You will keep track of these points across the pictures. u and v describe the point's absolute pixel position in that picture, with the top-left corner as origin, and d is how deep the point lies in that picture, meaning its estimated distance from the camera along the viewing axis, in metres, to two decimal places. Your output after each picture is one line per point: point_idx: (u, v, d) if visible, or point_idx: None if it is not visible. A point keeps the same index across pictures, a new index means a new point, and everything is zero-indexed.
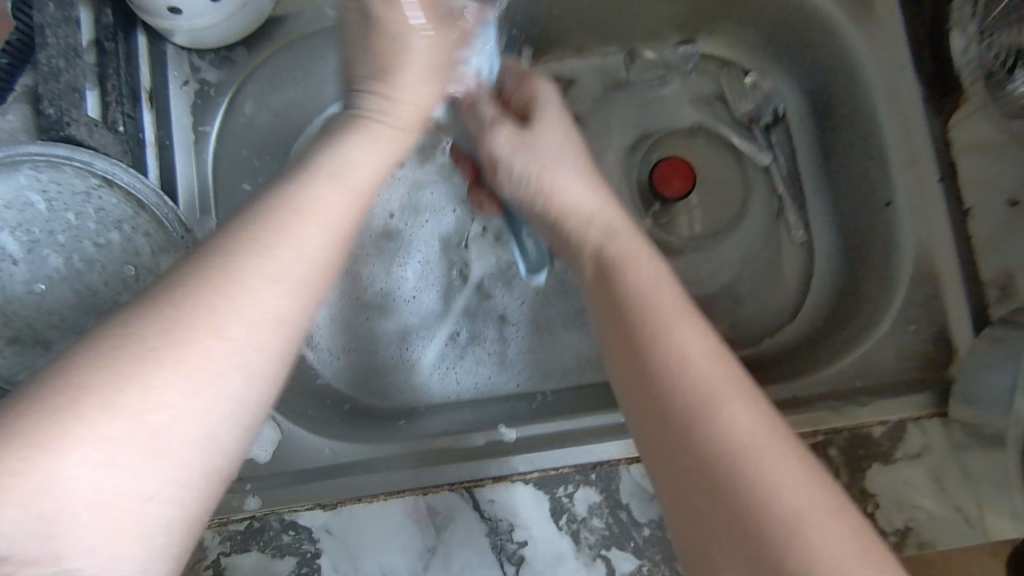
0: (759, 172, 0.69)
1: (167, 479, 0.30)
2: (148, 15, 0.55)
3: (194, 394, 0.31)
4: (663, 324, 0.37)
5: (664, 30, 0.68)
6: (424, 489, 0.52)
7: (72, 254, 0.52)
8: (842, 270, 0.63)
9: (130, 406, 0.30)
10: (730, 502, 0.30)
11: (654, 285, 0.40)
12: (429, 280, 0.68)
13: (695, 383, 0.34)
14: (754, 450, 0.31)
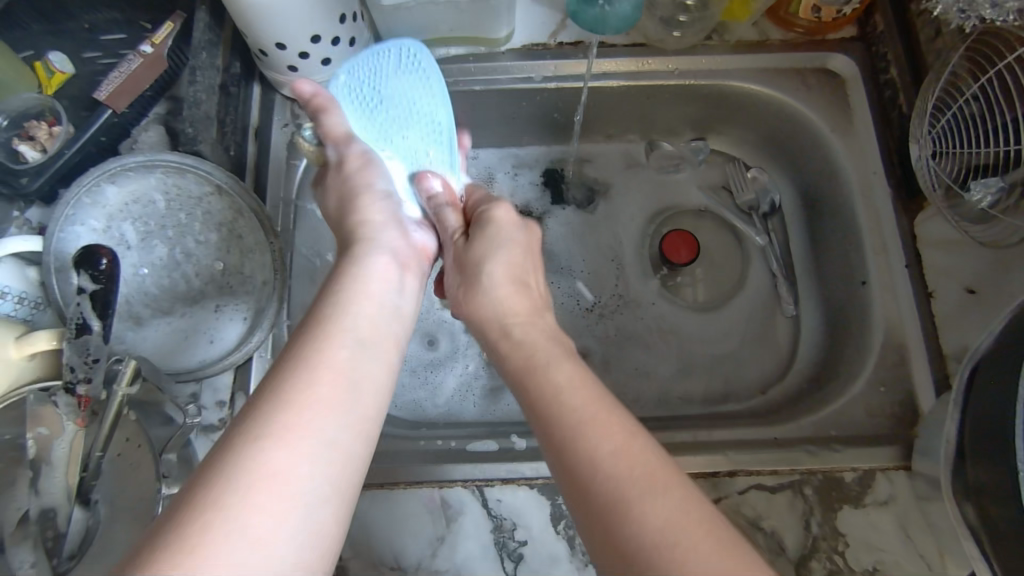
0: (755, 251, 0.80)
1: (323, 495, 0.34)
2: (270, 71, 0.68)
3: (306, 442, 0.35)
4: (578, 426, 0.38)
5: (682, 128, 0.82)
6: (440, 484, 0.59)
7: (177, 245, 0.63)
8: (824, 340, 0.71)
9: (295, 442, 0.34)
10: (636, 551, 0.33)
11: (567, 385, 0.41)
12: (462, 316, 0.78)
13: (608, 484, 0.35)
14: (665, 544, 0.32)
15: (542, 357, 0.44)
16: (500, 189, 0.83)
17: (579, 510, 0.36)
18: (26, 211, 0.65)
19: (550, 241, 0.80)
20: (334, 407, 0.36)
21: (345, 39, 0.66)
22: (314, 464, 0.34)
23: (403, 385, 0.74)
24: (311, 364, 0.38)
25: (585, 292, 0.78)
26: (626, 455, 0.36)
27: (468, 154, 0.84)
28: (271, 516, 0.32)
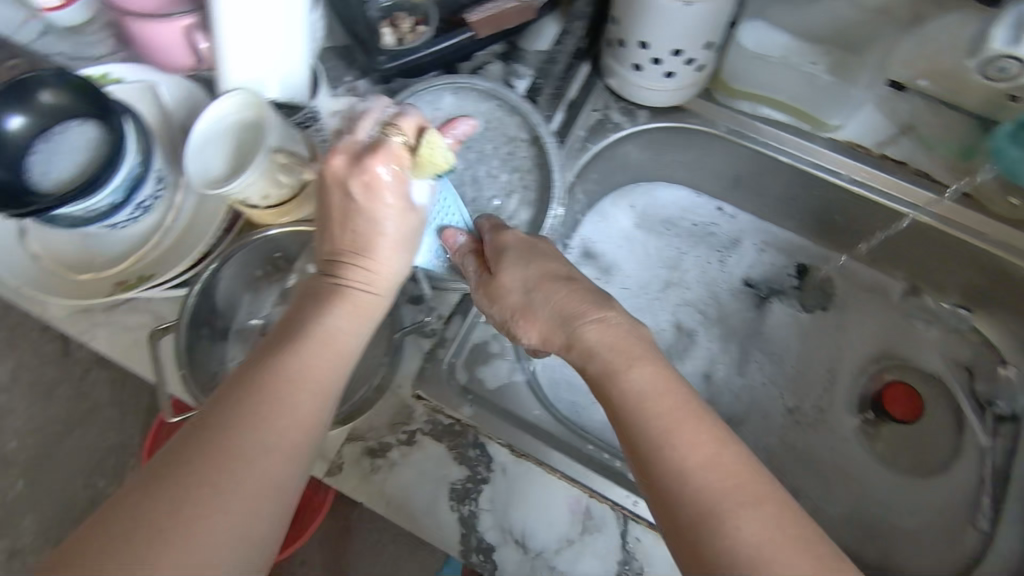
0: (974, 448, 0.72)
1: (282, 470, 0.39)
2: (611, 56, 0.67)
3: (267, 424, 0.40)
4: (665, 434, 0.42)
5: (954, 292, 0.76)
6: (592, 494, 0.58)
7: (477, 173, 0.65)
8: None
9: (241, 435, 0.38)
10: (736, 559, 0.37)
11: (652, 392, 0.44)
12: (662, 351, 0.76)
13: (704, 487, 0.39)
14: (764, 555, 0.37)
15: (620, 361, 0.47)
16: (739, 257, 0.81)
17: (675, 517, 0.40)
18: (356, 78, 0.72)
19: (767, 329, 0.78)
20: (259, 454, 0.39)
21: (701, 63, 0.64)
22: (273, 442, 0.39)
23: (572, 385, 0.75)
24: (248, 394, 0.40)
25: (780, 393, 0.76)
26: (721, 472, 0.40)
27: (727, 211, 0.83)
28: (231, 484, 0.37)
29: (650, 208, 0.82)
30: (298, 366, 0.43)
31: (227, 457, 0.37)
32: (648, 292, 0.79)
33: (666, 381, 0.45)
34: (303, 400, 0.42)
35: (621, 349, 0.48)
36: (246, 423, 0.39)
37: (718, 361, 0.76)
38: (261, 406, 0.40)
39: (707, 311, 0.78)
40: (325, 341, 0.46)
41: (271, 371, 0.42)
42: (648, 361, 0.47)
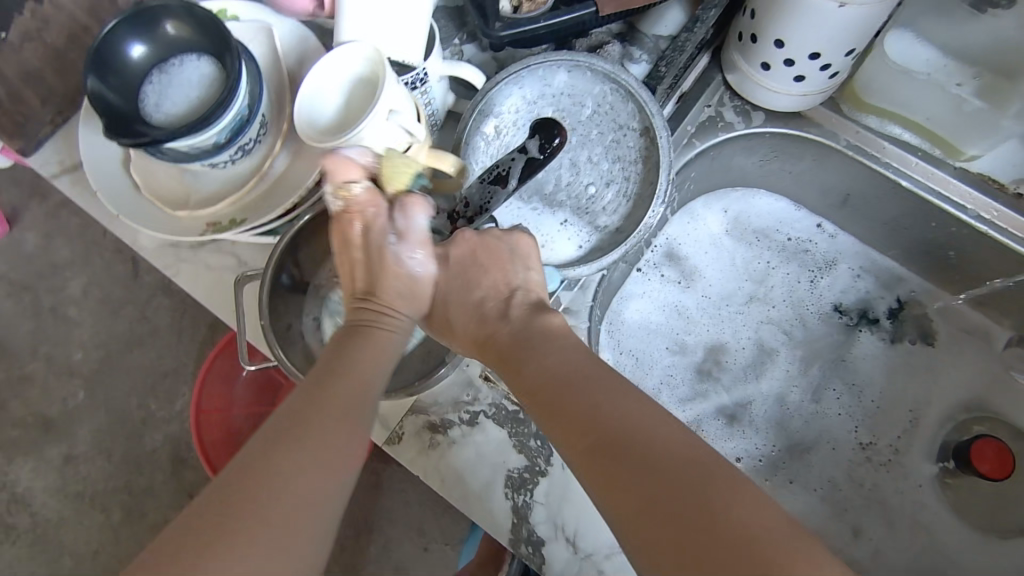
0: None
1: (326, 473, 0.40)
2: (740, 54, 0.67)
3: (320, 454, 0.40)
4: (569, 382, 0.44)
5: None
6: None
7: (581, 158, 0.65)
8: None
9: (296, 451, 0.39)
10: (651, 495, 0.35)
11: (558, 354, 0.47)
12: (736, 367, 0.74)
13: (610, 424, 0.40)
14: (674, 473, 0.36)
15: (521, 346, 0.50)
16: (832, 279, 0.77)
17: (592, 455, 0.39)
18: (465, 44, 0.72)
19: (852, 356, 0.74)
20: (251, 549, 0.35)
21: (835, 69, 0.63)
22: (326, 453, 0.40)
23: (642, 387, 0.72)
24: (291, 418, 0.41)
25: (855, 424, 0.72)
26: (627, 412, 0.40)
27: (828, 229, 0.79)
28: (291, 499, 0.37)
29: (744, 216, 0.79)
30: (335, 394, 0.43)
31: (281, 477, 0.38)
32: (728, 298, 0.77)
33: (548, 359, 0.47)
34: (335, 424, 0.42)
35: (546, 338, 0.49)
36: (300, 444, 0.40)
37: (793, 384, 0.73)
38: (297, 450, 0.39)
39: (787, 331, 0.75)
40: (354, 378, 0.46)
41: (307, 399, 0.43)
42: (560, 333, 0.50)
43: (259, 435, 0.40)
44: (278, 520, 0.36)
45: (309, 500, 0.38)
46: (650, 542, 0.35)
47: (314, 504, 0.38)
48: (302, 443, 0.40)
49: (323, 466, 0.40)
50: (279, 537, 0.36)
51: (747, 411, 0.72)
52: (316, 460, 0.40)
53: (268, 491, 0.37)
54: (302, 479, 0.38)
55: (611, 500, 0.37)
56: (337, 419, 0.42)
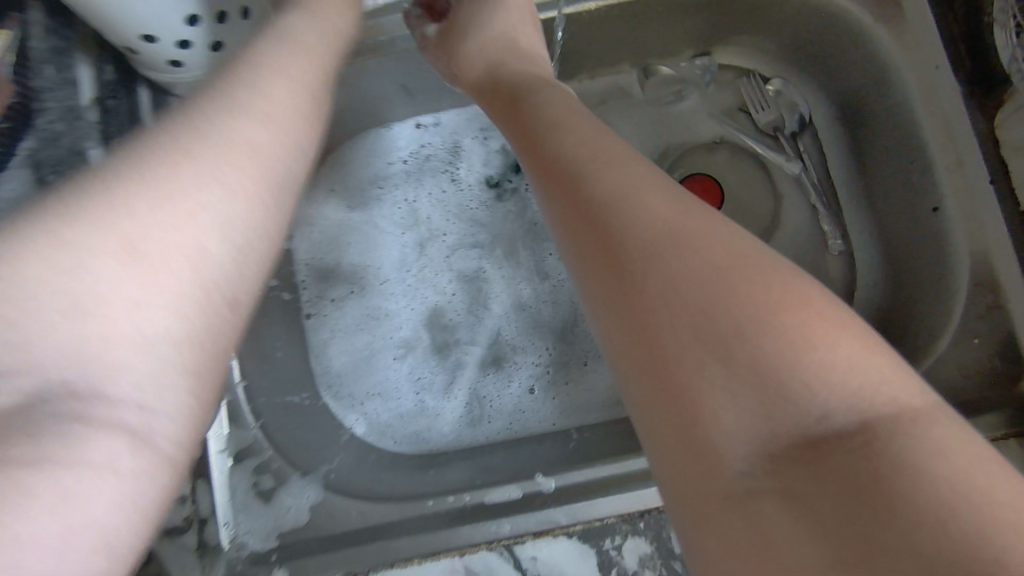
0: (789, 182, 0.66)
1: (174, 335, 0.31)
2: (151, 71, 0.53)
3: (161, 271, 0.31)
4: (610, 176, 0.38)
5: (681, 46, 0.66)
6: (460, 550, 0.48)
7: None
8: (889, 282, 0.60)
9: (123, 221, 0.30)
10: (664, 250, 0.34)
11: (589, 131, 0.41)
12: (459, 315, 0.66)
13: (660, 219, 0.35)
14: (749, 280, 0.33)
15: (522, 92, 0.47)
16: (469, 164, 0.69)
17: (604, 229, 0.37)
18: None
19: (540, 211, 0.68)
20: (173, 266, 0.31)
21: (236, 12, 0.51)
22: (171, 237, 0.31)
23: (408, 413, 0.63)
24: (163, 166, 0.32)
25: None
26: (675, 212, 0.36)
27: (426, 122, 0.69)
28: (129, 338, 0.29)
29: (352, 178, 0.69)
30: (198, 156, 0.34)
31: (91, 292, 0.29)
32: (404, 262, 0.67)
33: (565, 101, 0.45)
34: (187, 204, 0.32)
35: (568, 120, 0.43)
36: (132, 260, 0.30)
37: (517, 282, 0.67)
38: (135, 223, 0.30)
39: (474, 244, 0.68)
40: (253, 154, 0.36)
41: (174, 155, 0.33)
42: (578, 112, 0.44)
43: (159, 126, 0.35)
44: (198, 188, 0.33)
45: (133, 310, 0.29)
46: (586, 222, 0.37)
47: (243, 195, 0.35)
48: (106, 223, 0.30)
49: (243, 183, 0.35)
50: (196, 237, 0.32)
51: (504, 343, 0.65)
52: (243, 170, 0.35)
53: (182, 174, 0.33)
54: (152, 215, 0.31)
55: (547, 202, 0.42)
56: (264, 127, 0.37)
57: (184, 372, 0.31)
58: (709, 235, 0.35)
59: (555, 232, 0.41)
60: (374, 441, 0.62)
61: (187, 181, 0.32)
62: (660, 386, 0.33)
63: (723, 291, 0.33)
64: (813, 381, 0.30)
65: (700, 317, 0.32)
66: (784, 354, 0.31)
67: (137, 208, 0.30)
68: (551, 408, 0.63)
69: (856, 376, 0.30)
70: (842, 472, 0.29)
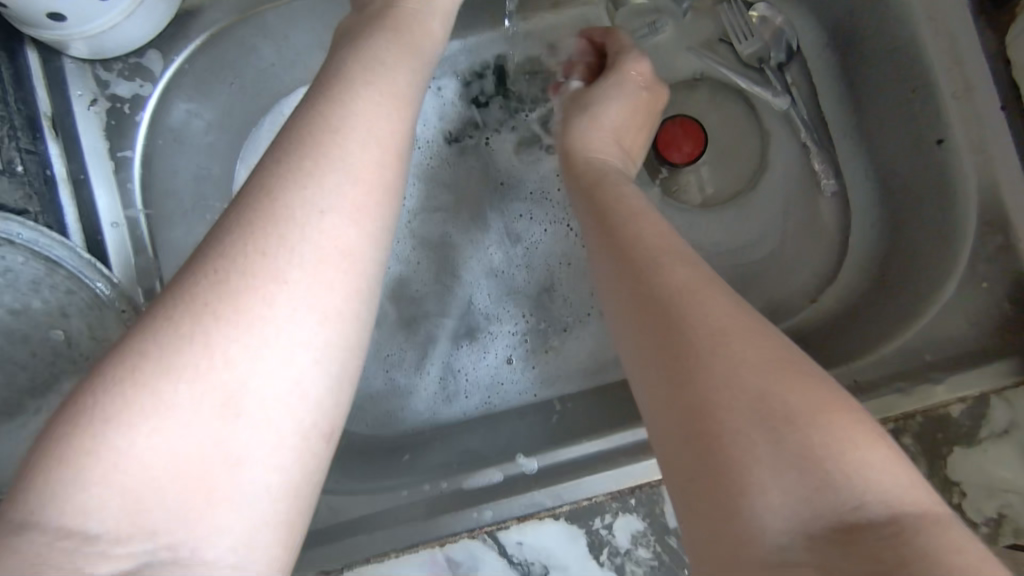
0: (777, 119, 0.61)
1: (316, 353, 0.28)
2: (32, 28, 0.46)
3: (325, 283, 0.28)
4: (665, 256, 0.33)
5: None
6: (440, 541, 0.45)
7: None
8: (886, 222, 0.56)
9: (299, 244, 0.28)
10: (718, 339, 0.28)
11: (643, 216, 0.37)
12: (426, 285, 0.61)
13: (708, 302, 0.29)
14: (791, 381, 0.26)
15: (600, 176, 0.43)
16: (423, 118, 0.63)
17: (650, 307, 0.31)
18: None
19: (505, 166, 0.63)
20: (368, 226, 0.30)
21: None
22: (322, 237, 0.29)
23: (378, 393, 0.59)
24: (311, 168, 0.29)
25: (569, 222, 0.62)
26: (717, 300, 0.30)
27: None
28: (279, 390, 0.27)
29: None
30: (331, 182, 0.29)
31: (226, 391, 0.26)
32: None
33: (638, 193, 0.40)
34: (322, 240, 0.29)
35: (625, 202, 0.39)
36: (270, 258, 0.28)
37: (486, 246, 0.62)
38: (242, 303, 0.27)
39: (437, 210, 0.63)
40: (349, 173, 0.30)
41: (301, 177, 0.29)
42: (637, 196, 0.40)
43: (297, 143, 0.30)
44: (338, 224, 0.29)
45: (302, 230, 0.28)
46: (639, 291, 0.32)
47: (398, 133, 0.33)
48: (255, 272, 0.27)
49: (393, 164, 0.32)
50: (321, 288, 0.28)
51: (476, 313, 0.61)
52: (388, 146, 0.32)
53: (347, 158, 0.30)
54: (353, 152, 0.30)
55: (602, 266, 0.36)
56: (371, 138, 0.31)
57: (351, 315, 0.29)
58: (775, 347, 0.28)
59: (608, 305, 0.35)
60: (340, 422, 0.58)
61: (347, 187, 0.30)
62: (686, 442, 0.27)
63: (775, 391, 0.26)
64: (864, 500, 0.24)
65: (759, 399, 0.26)
66: (837, 460, 0.24)
67: (340, 202, 0.29)
68: (532, 377, 0.59)
69: (897, 478, 0.25)
70: (870, 557, 0.22)
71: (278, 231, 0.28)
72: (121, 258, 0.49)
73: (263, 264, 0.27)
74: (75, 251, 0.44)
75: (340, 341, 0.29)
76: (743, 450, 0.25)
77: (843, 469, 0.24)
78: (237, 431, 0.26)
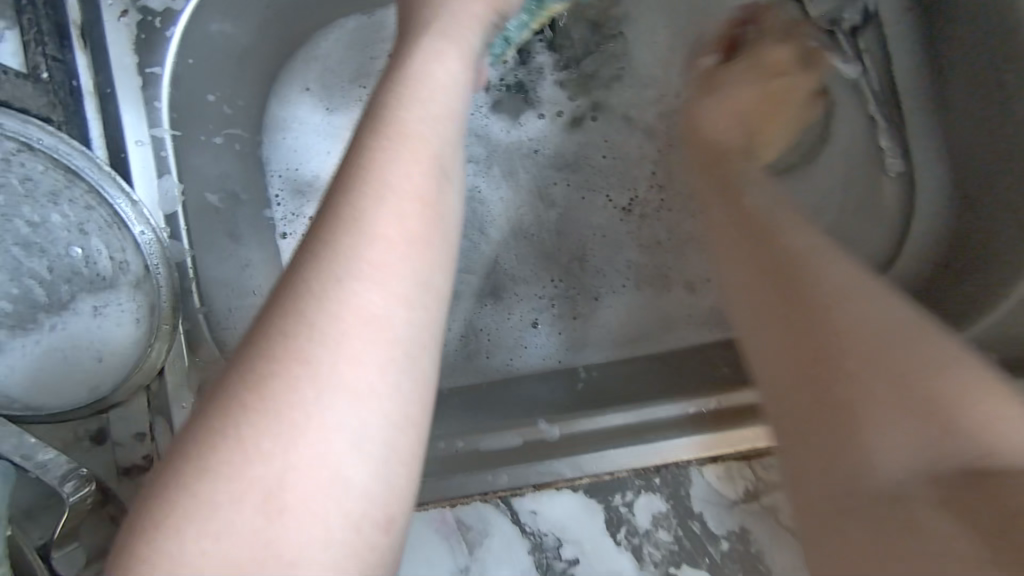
0: (845, 90, 0.56)
1: (386, 415, 0.27)
2: None
3: (375, 338, 0.27)
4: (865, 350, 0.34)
5: None
6: (452, 501, 0.43)
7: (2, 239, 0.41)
8: (957, 210, 0.51)
9: (347, 297, 0.27)
10: (850, 417, 0.33)
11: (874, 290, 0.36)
12: None
13: (858, 386, 0.33)
14: (885, 450, 0.31)
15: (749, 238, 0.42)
16: None
17: (815, 375, 0.34)
18: None
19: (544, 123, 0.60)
20: (393, 288, 0.28)
21: None
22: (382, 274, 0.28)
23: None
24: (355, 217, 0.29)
25: (607, 193, 0.59)
26: (883, 377, 0.33)
27: None
28: (333, 458, 0.26)
29: (330, 75, 0.60)
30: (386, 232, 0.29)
31: (292, 467, 0.25)
32: None
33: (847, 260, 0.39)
34: (375, 294, 0.28)
35: (823, 265, 0.39)
36: (315, 334, 0.27)
37: (519, 206, 0.59)
38: (300, 378, 0.26)
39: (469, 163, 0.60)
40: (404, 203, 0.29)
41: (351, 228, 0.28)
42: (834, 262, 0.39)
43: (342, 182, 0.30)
44: (385, 269, 0.28)
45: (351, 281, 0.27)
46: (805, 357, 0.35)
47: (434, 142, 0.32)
48: (311, 339, 0.27)
49: (422, 222, 0.30)
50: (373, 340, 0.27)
51: (502, 273, 0.58)
52: (426, 169, 0.31)
53: (377, 234, 0.28)
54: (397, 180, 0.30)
55: (855, 336, 0.35)
56: (413, 164, 0.31)
57: (386, 394, 0.27)
58: (932, 342, 0.35)
59: (764, 349, 0.37)
60: None
61: (397, 232, 0.29)
62: (888, 530, 0.29)
63: (918, 510, 0.29)
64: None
65: (887, 507, 0.30)
66: (912, 539, 0.28)
67: (362, 269, 0.28)
68: (557, 343, 0.56)
69: (956, 545, 0.27)
70: None
71: (307, 317, 0.27)
72: (143, 174, 0.46)
73: (292, 355, 0.26)
74: (95, 165, 0.42)
75: (378, 416, 0.27)
76: (847, 517, 0.31)
77: (913, 539, 0.28)
78: (291, 519, 0.25)
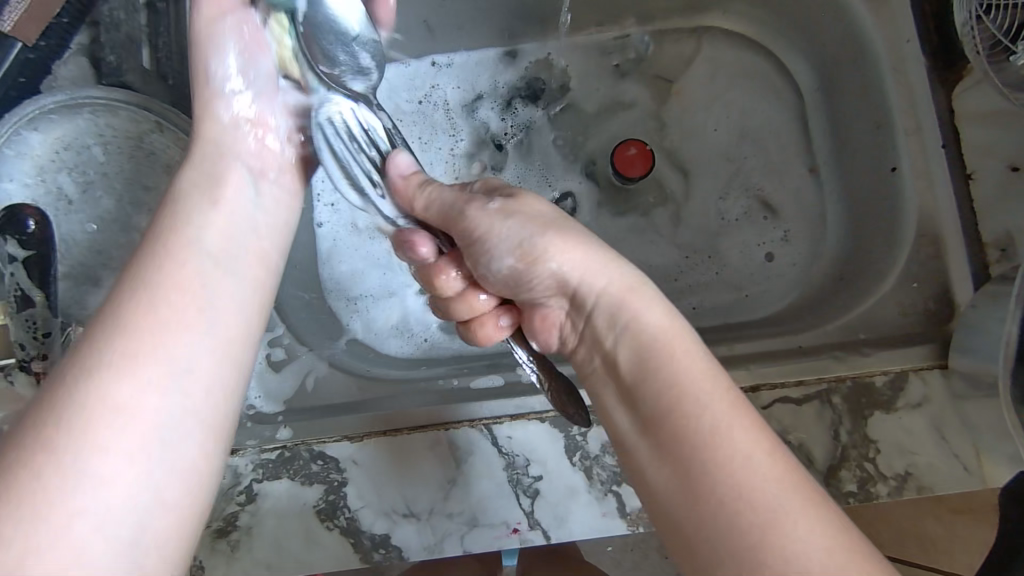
0: (773, 144, 0.74)
1: (176, 434, 0.34)
2: None
3: (174, 372, 0.35)
4: (672, 393, 0.34)
5: (680, 11, 0.74)
6: (446, 425, 0.55)
7: (121, 197, 0.55)
8: (848, 236, 0.67)
9: (153, 347, 0.35)
10: (690, 474, 0.31)
11: (661, 326, 0.38)
12: None
13: (691, 422, 0.32)
14: (717, 461, 0.31)
15: (619, 301, 0.40)
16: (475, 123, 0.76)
17: (663, 439, 0.33)
18: None
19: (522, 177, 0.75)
20: (195, 339, 0.37)
21: None
22: (191, 336, 0.36)
23: (418, 325, 0.72)
24: (150, 290, 0.36)
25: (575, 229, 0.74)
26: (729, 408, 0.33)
27: (443, 61, 0.76)
28: (127, 456, 0.32)
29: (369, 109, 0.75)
30: (191, 306, 0.37)
31: (119, 458, 0.31)
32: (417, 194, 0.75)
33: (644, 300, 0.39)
34: (177, 347, 0.35)
35: (647, 354, 0.36)
36: (139, 370, 0.34)
37: None
38: (111, 406, 0.32)
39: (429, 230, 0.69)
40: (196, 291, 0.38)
41: (153, 299, 0.36)
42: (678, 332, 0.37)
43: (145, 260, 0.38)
44: (184, 331, 0.36)
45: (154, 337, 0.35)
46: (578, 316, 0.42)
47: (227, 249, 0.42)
48: (127, 370, 0.33)
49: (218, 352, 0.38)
50: (168, 390, 0.34)
51: None
52: (217, 265, 0.40)
53: (186, 335, 0.36)
54: (185, 276, 0.38)
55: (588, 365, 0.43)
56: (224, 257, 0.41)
57: (186, 424, 0.35)
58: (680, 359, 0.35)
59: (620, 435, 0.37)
60: (370, 341, 0.70)
61: (207, 304, 0.38)
62: (658, 467, 0.33)
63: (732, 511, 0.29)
64: (779, 559, 0.27)
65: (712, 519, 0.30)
66: (754, 538, 0.28)
67: (163, 326, 0.36)
68: None
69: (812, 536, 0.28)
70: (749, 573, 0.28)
71: (119, 349, 0.34)
72: None
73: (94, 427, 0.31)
74: None
75: (170, 453, 0.33)
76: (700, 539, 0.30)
77: (762, 541, 0.28)
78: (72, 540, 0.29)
